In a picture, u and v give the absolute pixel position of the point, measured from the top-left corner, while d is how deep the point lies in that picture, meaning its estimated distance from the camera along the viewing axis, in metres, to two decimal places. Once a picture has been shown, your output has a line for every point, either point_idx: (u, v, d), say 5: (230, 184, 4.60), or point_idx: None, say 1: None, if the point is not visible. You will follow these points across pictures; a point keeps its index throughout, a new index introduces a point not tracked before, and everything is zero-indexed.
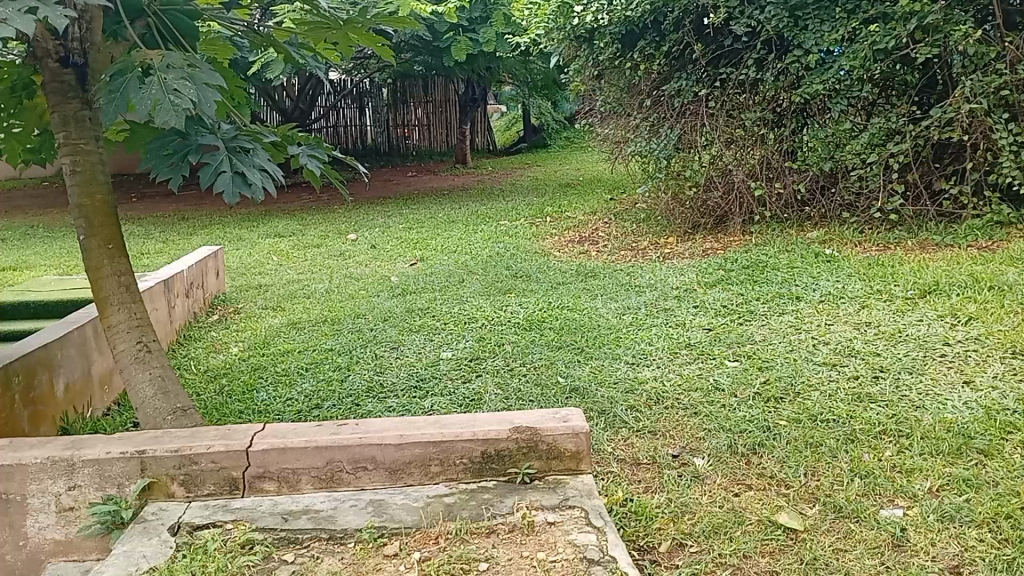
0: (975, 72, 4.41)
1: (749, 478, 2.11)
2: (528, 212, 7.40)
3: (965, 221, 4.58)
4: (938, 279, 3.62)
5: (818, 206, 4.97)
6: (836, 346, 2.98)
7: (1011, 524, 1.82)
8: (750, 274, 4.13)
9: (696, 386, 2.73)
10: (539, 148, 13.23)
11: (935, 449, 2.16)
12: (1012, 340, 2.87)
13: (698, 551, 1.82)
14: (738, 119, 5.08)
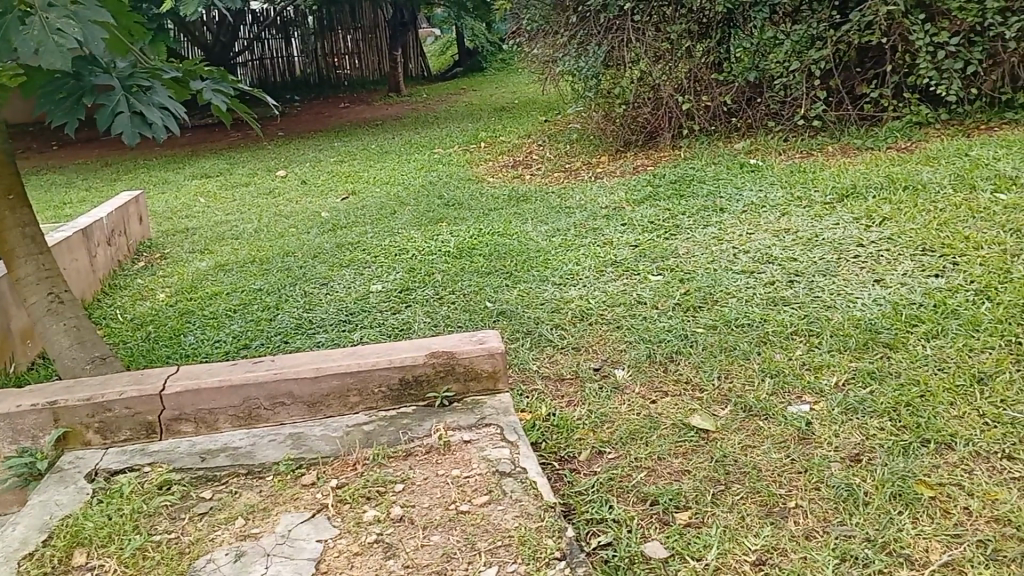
0: None
1: (666, 385, 2.18)
2: (461, 138, 7.31)
3: (886, 124, 4.67)
4: (856, 182, 3.71)
5: (745, 117, 5.00)
6: (755, 254, 3.06)
7: (909, 412, 1.92)
8: (677, 188, 4.18)
9: (621, 301, 2.79)
10: (475, 73, 12.97)
11: (843, 346, 2.27)
12: (923, 237, 2.97)
13: (615, 457, 1.90)
14: (665, 32, 4.99)
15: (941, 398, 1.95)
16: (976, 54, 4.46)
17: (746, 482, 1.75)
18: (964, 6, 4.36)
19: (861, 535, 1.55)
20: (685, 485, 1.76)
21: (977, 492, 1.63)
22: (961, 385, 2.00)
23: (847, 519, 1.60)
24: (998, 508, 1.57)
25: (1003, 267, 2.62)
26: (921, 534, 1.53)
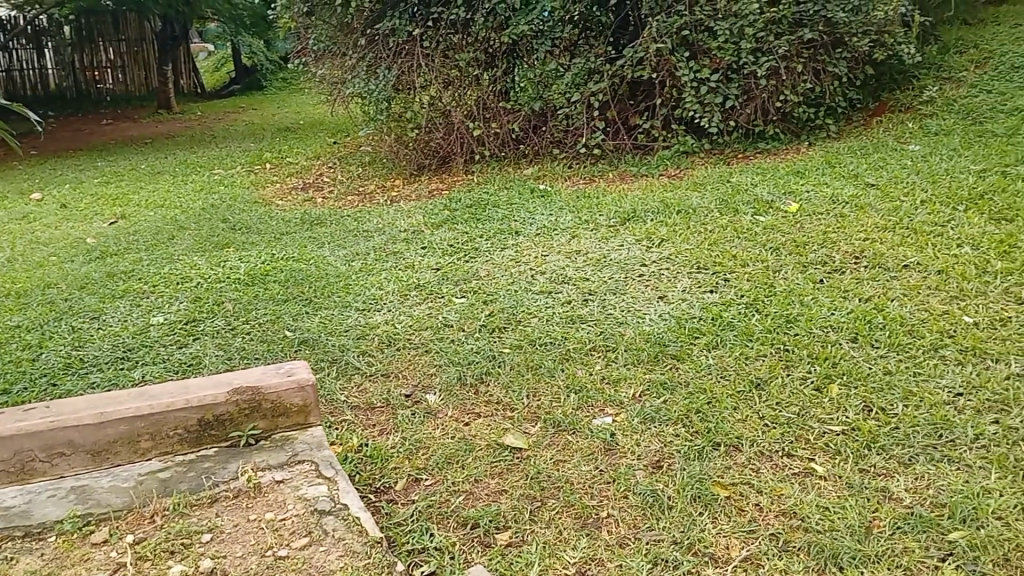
0: (660, 13, 4.66)
1: (478, 407, 2.20)
2: (244, 159, 6.97)
3: (657, 152, 4.91)
4: (636, 207, 3.96)
5: (531, 144, 5.19)
6: (551, 275, 3.18)
7: (700, 418, 2.06)
8: (473, 212, 4.24)
9: (426, 324, 2.78)
10: (256, 92, 12.42)
11: (636, 358, 2.40)
12: (696, 257, 3.23)
13: (432, 484, 1.89)
14: (453, 59, 5.09)
15: (726, 404, 2.11)
16: (733, 90, 4.73)
17: (561, 496, 1.80)
18: (722, 44, 4.59)
19: (669, 538, 1.64)
20: (503, 505, 1.78)
21: (765, 488, 1.77)
22: (741, 391, 2.17)
23: (655, 523, 1.69)
24: (784, 502, 1.72)
25: (767, 281, 2.90)
26: (721, 532, 1.65)
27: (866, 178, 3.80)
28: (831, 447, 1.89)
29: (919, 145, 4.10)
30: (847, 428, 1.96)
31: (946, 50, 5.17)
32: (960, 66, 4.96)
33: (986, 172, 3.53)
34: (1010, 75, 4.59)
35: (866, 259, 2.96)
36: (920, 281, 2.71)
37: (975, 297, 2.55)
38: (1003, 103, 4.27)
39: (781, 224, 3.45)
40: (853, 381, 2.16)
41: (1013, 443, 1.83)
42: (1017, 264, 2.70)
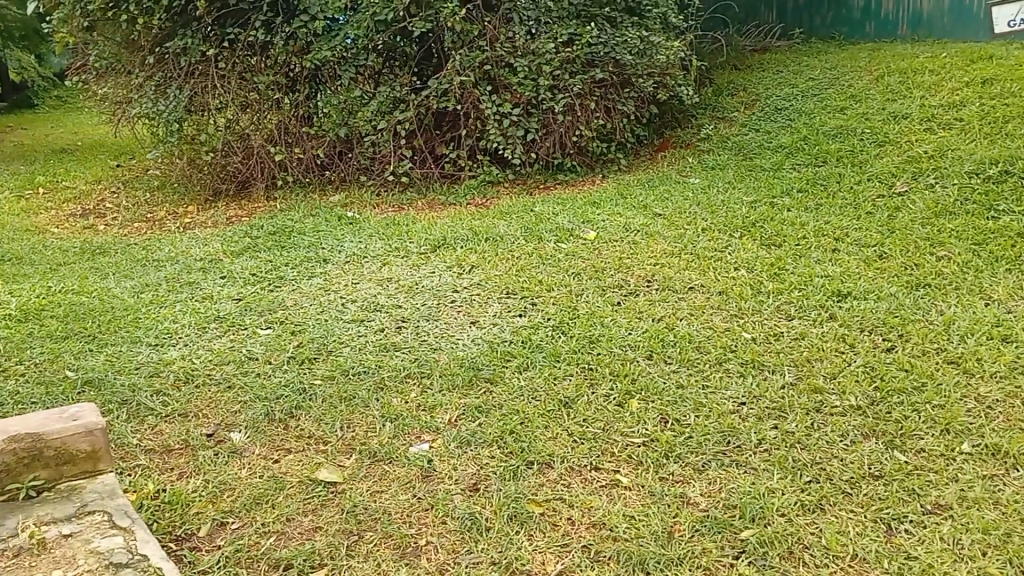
0: (462, 47, 4.77)
1: (288, 442, 2.11)
2: (12, 182, 6.29)
3: (464, 182, 4.94)
4: (445, 234, 3.96)
5: (337, 170, 5.05)
6: (362, 303, 3.12)
7: (513, 438, 2.10)
8: (277, 240, 4.08)
9: (228, 358, 2.63)
10: (25, 109, 11.27)
11: (451, 383, 2.41)
12: (506, 282, 3.29)
13: (240, 527, 1.79)
14: (252, 82, 4.90)
15: (538, 423, 2.17)
16: (534, 123, 4.88)
17: (378, 527, 1.76)
18: (522, 80, 4.76)
19: (487, 560, 1.66)
20: (318, 542, 1.72)
21: (576, 502, 1.84)
22: (551, 411, 2.24)
23: (474, 546, 1.70)
24: (594, 514, 1.79)
25: (571, 305, 3.03)
26: (536, 549, 1.69)
27: (655, 208, 4.09)
28: (634, 458, 2.01)
29: (700, 177, 4.49)
30: (647, 439, 2.09)
31: (720, 91, 5.69)
32: (732, 106, 5.48)
33: (757, 203, 3.93)
34: (775, 115, 5.10)
35: (658, 282, 3.19)
36: (705, 302, 2.96)
37: (751, 315, 2.83)
38: (769, 140, 4.76)
39: (581, 251, 3.62)
40: (651, 396, 2.31)
41: (789, 445, 2.04)
42: (786, 284, 3.01)
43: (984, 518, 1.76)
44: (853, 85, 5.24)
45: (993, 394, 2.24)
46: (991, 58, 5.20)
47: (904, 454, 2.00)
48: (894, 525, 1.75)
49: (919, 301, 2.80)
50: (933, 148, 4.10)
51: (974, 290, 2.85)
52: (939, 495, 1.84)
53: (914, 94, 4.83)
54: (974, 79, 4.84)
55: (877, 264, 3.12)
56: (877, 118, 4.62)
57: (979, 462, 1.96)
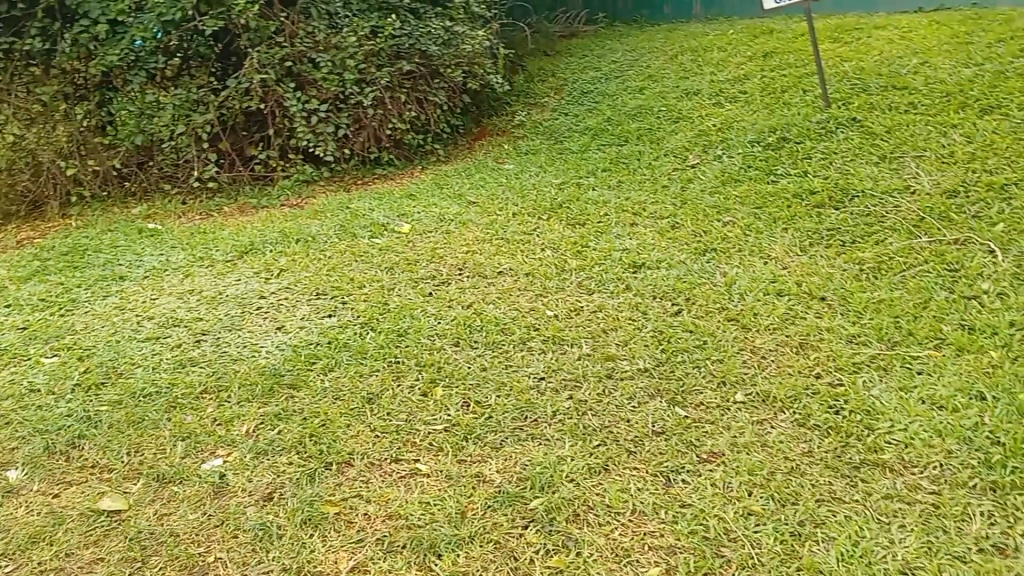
0: (260, 45, 4.60)
1: (71, 475, 1.98)
2: None
3: (277, 184, 4.74)
4: (252, 239, 3.82)
5: (138, 181, 4.72)
6: (159, 319, 2.97)
7: (313, 441, 2.07)
8: (70, 260, 3.80)
9: (5, 393, 2.42)
10: None
11: (250, 394, 2.33)
12: (315, 283, 3.21)
13: (14, 568, 1.67)
14: (34, 94, 4.54)
15: (339, 423, 2.15)
16: (344, 119, 4.75)
17: (164, 551, 1.70)
18: (327, 75, 4.64)
19: (278, 567, 1.64)
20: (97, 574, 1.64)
21: (373, 497, 1.84)
22: (353, 409, 2.23)
23: (265, 556, 1.67)
24: (389, 506, 1.81)
25: (381, 300, 3.01)
26: (330, 548, 1.68)
27: (469, 196, 4.15)
28: (434, 445, 2.04)
29: (513, 164, 4.59)
30: (448, 425, 2.12)
31: (531, 78, 5.84)
32: (543, 92, 5.63)
33: (564, 185, 4.07)
34: (582, 99, 5.30)
35: (469, 269, 3.24)
36: (513, 285, 3.04)
37: (555, 293, 2.93)
38: (577, 124, 4.92)
39: (395, 244, 3.61)
40: (454, 382, 2.35)
41: (581, 413, 2.14)
42: (587, 261, 3.14)
43: (751, 460, 1.92)
44: (652, 66, 5.51)
45: (766, 345, 2.43)
46: (772, 32, 5.60)
47: (684, 409, 2.14)
48: (672, 476, 1.88)
49: (706, 266, 2.99)
50: (721, 120, 4.37)
51: (754, 249, 3.06)
52: (714, 444, 1.99)
53: (704, 71, 5.14)
54: (757, 54, 5.21)
55: (670, 234, 3.30)
56: (672, 96, 4.88)
57: (750, 409, 2.13)
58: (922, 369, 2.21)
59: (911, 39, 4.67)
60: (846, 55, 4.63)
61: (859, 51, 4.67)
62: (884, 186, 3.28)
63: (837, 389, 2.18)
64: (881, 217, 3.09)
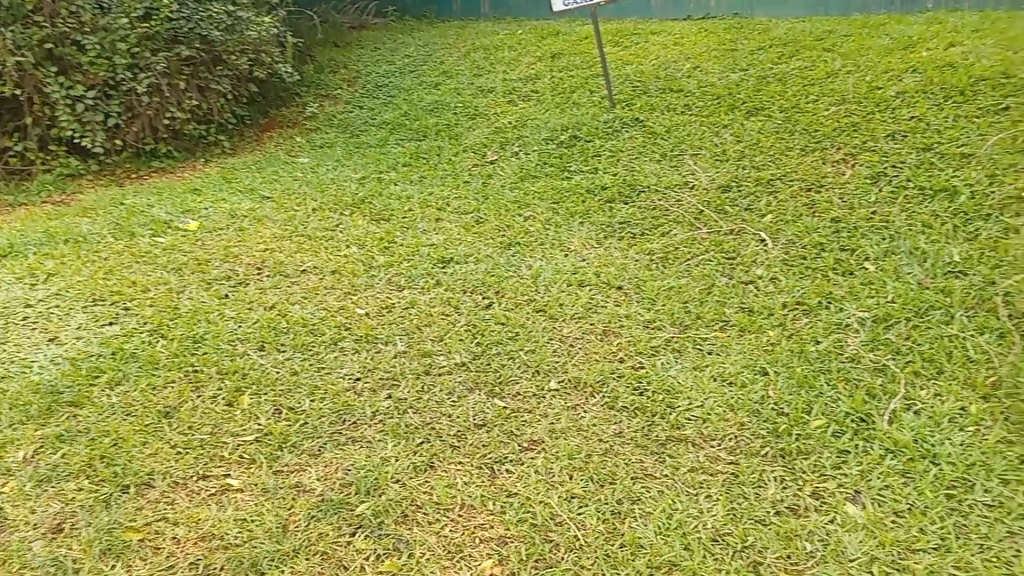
0: (14, 24, 4.05)
1: None
2: None
3: (36, 179, 4.22)
4: (11, 241, 3.37)
5: None
6: None
7: (104, 464, 1.89)
8: None
9: None
10: None
11: (24, 416, 2.07)
12: (91, 289, 2.88)
13: None
14: None
15: (134, 441, 1.96)
16: (114, 107, 4.32)
17: None
18: (94, 59, 4.21)
19: None
20: None
21: (181, 518, 1.74)
22: (150, 424, 2.04)
23: None
24: (201, 527, 1.71)
25: (171, 304, 2.77)
26: None
27: (262, 191, 3.94)
28: (246, 457, 1.93)
29: (307, 157, 4.42)
30: (260, 435, 2.01)
31: (321, 69, 5.65)
32: (335, 84, 5.46)
33: (364, 179, 3.98)
34: (376, 92, 5.21)
35: (268, 269, 3.07)
36: (318, 283, 2.92)
37: (363, 291, 2.86)
38: (372, 118, 4.82)
39: (182, 243, 3.34)
40: (262, 389, 2.22)
41: (402, 412, 2.13)
42: (394, 257, 3.10)
43: (569, 444, 1.99)
44: (445, 62, 5.53)
45: (572, 333, 2.52)
46: (558, 35, 5.72)
47: (503, 400, 2.19)
48: (496, 467, 1.92)
49: (512, 259, 3.05)
50: (515, 118, 4.44)
51: (554, 243, 3.16)
52: (533, 432, 2.04)
53: (496, 70, 5.23)
54: (545, 54, 5.34)
55: (475, 229, 3.34)
56: (467, 93, 4.90)
57: (564, 395, 2.21)
58: (712, 350, 2.39)
59: (683, 45, 4.75)
60: (626, 58, 4.72)
61: (638, 54, 4.78)
62: (667, 181, 3.45)
63: (640, 370, 2.31)
64: (665, 211, 3.26)
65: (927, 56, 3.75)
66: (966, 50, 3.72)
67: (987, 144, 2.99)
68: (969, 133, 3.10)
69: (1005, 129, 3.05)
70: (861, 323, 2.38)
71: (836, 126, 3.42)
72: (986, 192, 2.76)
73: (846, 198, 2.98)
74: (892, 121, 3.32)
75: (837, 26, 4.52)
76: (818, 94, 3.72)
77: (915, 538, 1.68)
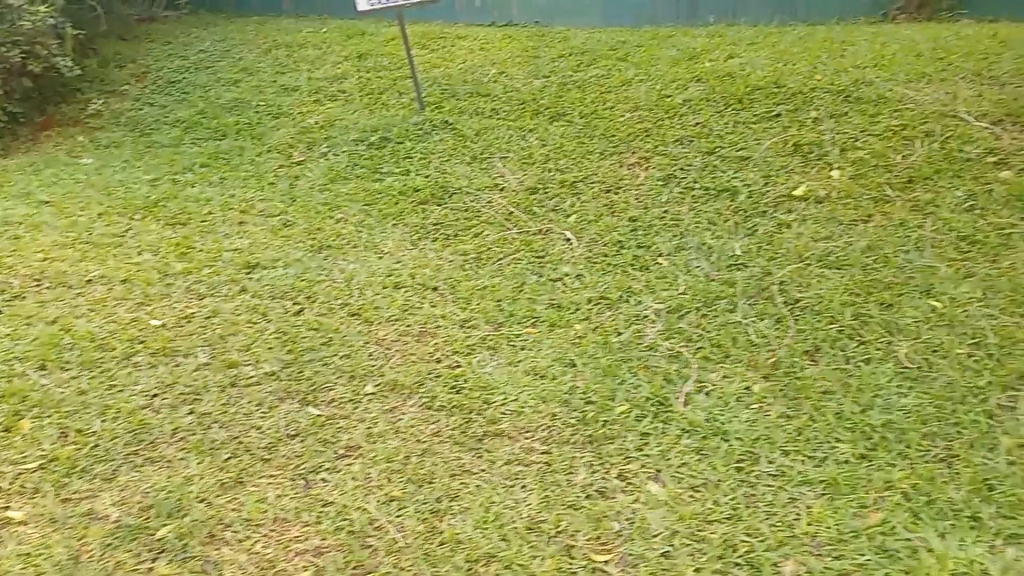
0: None
1: None
2: None
3: None
4: None
5: None
6: None
7: None
8: None
9: None
10: None
11: None
12: None
13: None
14: None
15: None
16: None
17: None
18: None
19: None
20: None
21: None
22: None
23: None
24: None
25: None
26: None
27: (38, 195, 3.59)
28: (29, 487, 1.94)
29: (92, 158, 4.07)
30: (44, 462, 2.00)
31: (106, 64, 5.21)
32: (123, 79, 5.02)
33: (159, 181, 3.73)
34: (170, 88, 4.87)
35: (49, 280, 2.83)
36: (107, 294, 2.73)
37: (159, 301, 2.69)
38: (165, 115, 4.51)
39: None
40: (45, 411, 2.17)
41: (206, 428, 2.09)
42: (194, 263, 2.92)
43: (386, 448, 1.99)
44: (245, 58, 5.23)
45: (389, 336, 2.49)
46: (364, 34, 5.41)
47: (317, 408, 2.15)
48: (311, 477, 1.92)
49: (324, 263, 2.96)
50: (323, 118, 4.22)
51: (368, 246, 3.09)
52: (348, 437, 2.03)
53: (301, 68, 4.95)
54: (352, 53, 5.06)
55: (283, 232, 3.22)
56: (270, 91, 4.66)
57: (382, 399, 2.18)
58: (525, 346, 2.46)
59: (489, 50, 4.81)
60: (433, 62, 4.70)
61: (447, 59, 4.75)
62: (478, 184, 3.49)
63: (457, 370, 2.33)
64: (477, 213, 3.29)
65: (709, 67, 4.05)
66: (743, 62, 4.04)
67: (762, 147, 3.26)
68: (748, 137, 3.36)
69: (778, 134, 3.33)
70: (656, 314, 2.54)
71: (631, 132, 3.62)
72: (762, 191, 3.02)
73: (640, 199, 3.18)
74: (680, 128, 3.55)
75: (630, 37, 4.77)
76: (614, 102, 3.91)
77: (710, 509, 1.84)
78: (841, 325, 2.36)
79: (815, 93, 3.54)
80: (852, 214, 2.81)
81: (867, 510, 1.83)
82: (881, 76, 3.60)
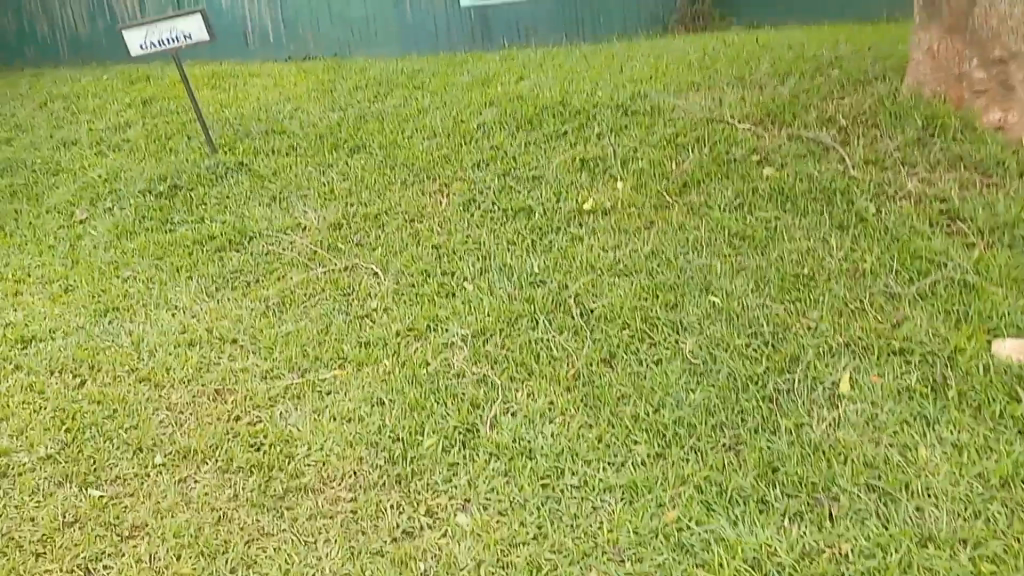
0: None
1: None
2: None
3: None
4: None
5: None
6: None
7: None
8: None
9: None
10: None
11: None
12: None
13: None
14: None
15: None
16: None
17: None
18: None
19: None
20: None
21: None
22: None
23: None
24: None
25: None
26: None
27: None
28: None
29: None
30: None
31: None
32: None
33: None
34: None
35: None
36: None
37: None
38: None
39: None
40: None
41: None
42: None
43: (175, 522, 1.97)
44: (17, 114, 4.81)
45: (181, 399, 2.37)
46: (149, 78, 5.14)
47: (99, 489, 2.10)
48: (93, 566, 1.90)
49: (108, 327, 2.76)
50: (107, 170, 3.94)
51: (159, 302, 2.89)
52: (134, 516, 2.01)
53: (80, 119, 4.62)
54: (136, 100, 4.78)
55: (63, 299, 2.96)
56: (47, 147, 4.31)
57: (172, 470, 2.13)
58: (331, 390, 2.36)
59: (283, 86, 4.70)
60: (225, 102, 4.53)
61: (238, 97, 4.60)
62: (278, 224, 3.29)
63: (257, 426, 2.24)
64: (279, 255, 3.11)
65: (501, 90, 4.15)
66: (532, 83, 4.18)
67: (553, 166, 3.37)
68: (539, 156, 3.46)
69: (566, 151, 3.46)
70: (463, 340, 2.53)
71: (430, 159, 3.61)
72: (556, 208, 3.12)
73: (443, 225, 3.16)
74: (477, 152, 3.60)
75: (425, 65, 4.80)
76: (412, 130, 3.89)
77: (516, 531, 1.90)
78: (633, 331, 2.47)
79: (597, 109, 3.71)
80: (637, 222, 2.96)
81: (664, 508, 1.93)
82: (655, 88, 3.82)
